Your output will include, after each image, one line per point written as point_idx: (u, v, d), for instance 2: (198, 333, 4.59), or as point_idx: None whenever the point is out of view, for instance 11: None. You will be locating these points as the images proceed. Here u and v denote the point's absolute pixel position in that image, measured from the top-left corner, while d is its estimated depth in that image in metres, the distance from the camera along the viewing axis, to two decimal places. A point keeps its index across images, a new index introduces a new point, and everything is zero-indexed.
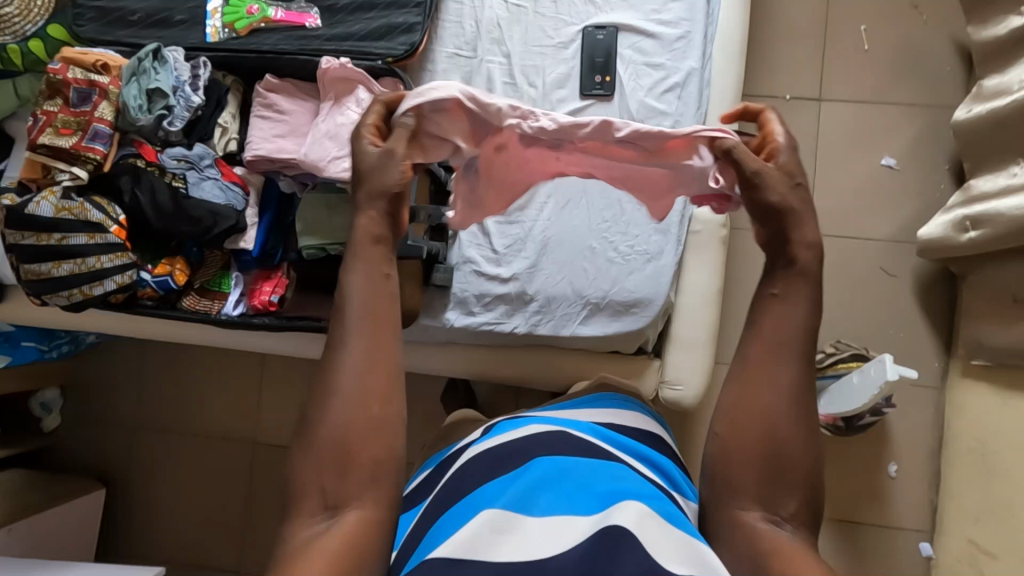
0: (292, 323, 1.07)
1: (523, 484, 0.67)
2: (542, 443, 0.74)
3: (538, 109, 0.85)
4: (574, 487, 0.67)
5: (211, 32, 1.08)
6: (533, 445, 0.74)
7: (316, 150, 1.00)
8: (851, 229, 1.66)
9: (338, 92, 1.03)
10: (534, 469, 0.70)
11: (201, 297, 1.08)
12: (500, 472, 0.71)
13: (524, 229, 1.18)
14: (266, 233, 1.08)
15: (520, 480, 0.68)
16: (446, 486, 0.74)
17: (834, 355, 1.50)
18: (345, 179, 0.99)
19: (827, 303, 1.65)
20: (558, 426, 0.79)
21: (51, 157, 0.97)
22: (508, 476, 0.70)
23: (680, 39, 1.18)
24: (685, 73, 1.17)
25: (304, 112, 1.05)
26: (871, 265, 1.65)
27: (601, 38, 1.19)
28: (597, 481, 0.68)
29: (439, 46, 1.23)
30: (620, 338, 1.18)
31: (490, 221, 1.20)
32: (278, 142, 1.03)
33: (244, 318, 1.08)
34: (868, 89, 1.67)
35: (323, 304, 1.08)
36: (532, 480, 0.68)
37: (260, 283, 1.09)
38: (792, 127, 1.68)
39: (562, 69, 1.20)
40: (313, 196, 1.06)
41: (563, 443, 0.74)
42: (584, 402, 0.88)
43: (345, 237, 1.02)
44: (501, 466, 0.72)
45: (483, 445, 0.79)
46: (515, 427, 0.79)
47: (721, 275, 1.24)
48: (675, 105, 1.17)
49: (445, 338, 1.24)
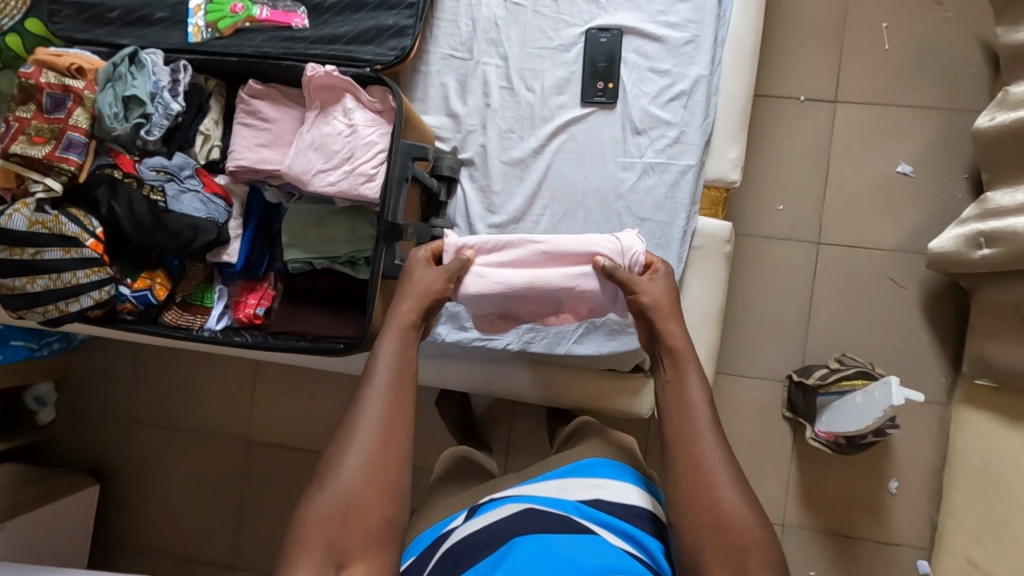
0: (275, 338, 1.04)
1: (509, 566, 0.72)
2: (528, 521, 0.77)
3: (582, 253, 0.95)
4: (558, 567, 0.70)
5: (194, 32, 1.03)
6: (520, 524, 0.77)
7: (300, 162, 0.95)
8: (862, 238, 1.60)
9: (325, 101, 0.97)
10: (519, 550, 0.73)
11: (183, 311, 1.04)
12: (489, 552, 0.75)
13: None
14: (251, 244, 1.05)
15: (507, 562, 0.72)
16: (437, 558, 0.79)
17: (838, 372, 1.46)
18: (330, 194, 0.95)
19: (832, 315, 1.60)
20: (543, 502, 0.82)
21: (24, 166, 0.93)
22: (496, 556, 0.74)
23: (687, 44, 1.12)
24: (691, 81, 1.12)
25: (289, 119, 1.00)
26: (879, 275, 1.59)
27: (604, 41, 1.13)
28: (582, 561, 0.71)
29: (433, 46, 1.17)
30: (614, 356, 1.15)
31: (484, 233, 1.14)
32: (261, 153, 0.98)
33: (223, 337, 1.02)
34: (887, 93, 1.59)
35: (311, 318, 1.06)
36: (518, 564, 0.71)
37: (244, 294, 1.06)
38: (804, 130, 1.61)
39: (561, 73, 1.14)
40: (300, 208, 1.04)
41: (549, 521, 0.77)
42: (571, 466, 0.90)
43: (337, 252, 1.03)
44: (488, 544, 0.77)
45: (474, 518, 0.83)
46: (502, 505, 0.83)
47: (723, 291, 1.20)
48: (680, 114, 1.12)
49: (436, 352, 1.21)
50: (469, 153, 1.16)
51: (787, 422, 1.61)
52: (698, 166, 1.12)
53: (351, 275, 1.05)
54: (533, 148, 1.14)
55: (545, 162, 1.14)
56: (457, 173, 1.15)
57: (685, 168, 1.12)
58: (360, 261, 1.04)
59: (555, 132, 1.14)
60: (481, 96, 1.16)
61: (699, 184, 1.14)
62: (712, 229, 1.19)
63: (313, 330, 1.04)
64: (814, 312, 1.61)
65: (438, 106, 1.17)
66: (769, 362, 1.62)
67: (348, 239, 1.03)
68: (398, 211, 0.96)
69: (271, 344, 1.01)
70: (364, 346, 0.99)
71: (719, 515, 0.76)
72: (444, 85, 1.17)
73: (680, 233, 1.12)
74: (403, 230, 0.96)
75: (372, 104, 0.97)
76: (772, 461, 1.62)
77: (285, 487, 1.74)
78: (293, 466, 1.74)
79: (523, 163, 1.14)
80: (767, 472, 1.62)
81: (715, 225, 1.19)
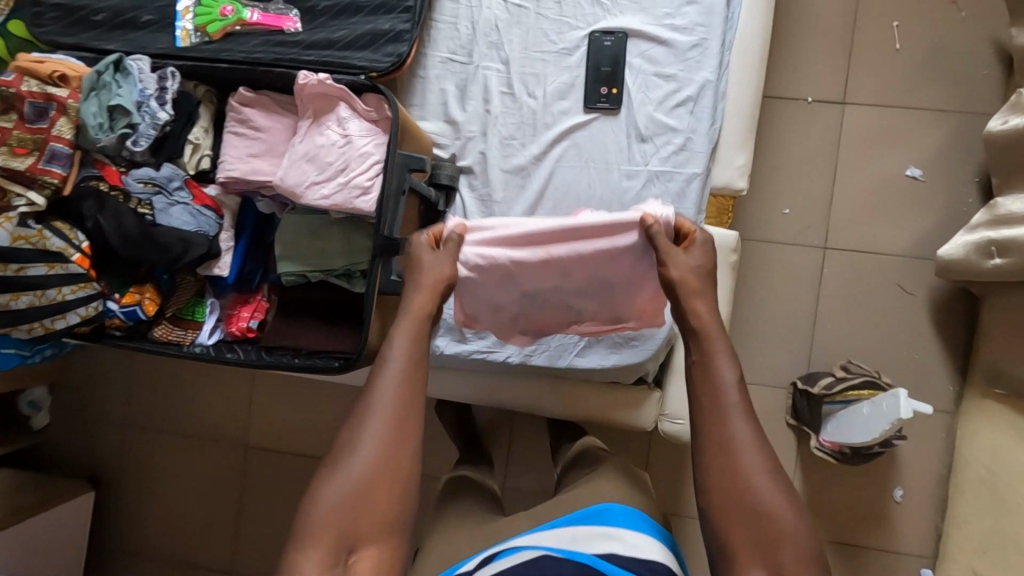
0: (269, 353, 1.01)
1: None
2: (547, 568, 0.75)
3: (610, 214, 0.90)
4: None
5: (183, 36, 0.99)
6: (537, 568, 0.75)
7: (293, 174, 0.92)
8: (870, 243, 1.56)
9: (318, 110, 0.94)
10: None
11: (174, 327, 1.01)
12: None
13: None
14: (243, 257, 1.02)
15: None
16: None
17: (844, 381, 1.43)
18: (324, 207, 0.92)
19: (838, 321, 1.57)
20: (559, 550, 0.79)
21: (5, 179, 0.88)
22: None
23: (694, 48, 1.08)
24: (698, 87, 1.08)
25: (281, 128, 0.96)
26: (886, 281, 1.56)
27: (609, 45, 1.10)
28: None
29: (432, 50, 1.13)
30: (616, 370, 1.12)
31: None
32: (253, 163, 0.95)
33: (217, 355, 0.99)
34: (897, 94, 1.55)
35: (305, 331, 1.03)
36: None
37: (237, 307, 1.04)
38: (811, 133, 1.57)
39: (564, 78, 1.11)
40: (294, 219, 1.01)
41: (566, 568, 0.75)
42: (585, 514, 0.88)
43: (333, 265, 1.00)
44: None
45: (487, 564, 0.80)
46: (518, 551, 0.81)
47: (729, 302, 1.18)
48: (686, 121, 1.08)
49: (435, 364, 1.19)
50: (468, 161, 1.13)
51: (791, 429, 1.58)
52: (705, 174, 1.09)
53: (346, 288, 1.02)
54: (534, 155, 1.10)
55: (547, 170, 1.10)
56: (456, 181, 1.12)
57: (691, 176, 1.08)
58: (356, 274, 1.01)
59: (559, 138, 1.10)
60: (481, 102, 1.12)
61: (705, 192, 1.11)
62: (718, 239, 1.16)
63: (309, 344, 1.01)
64: (820, 318, 1.58)
65: (437, 112, 1.14)
66: (774, 368, 1.59)
67: (343, 252, 1.00)
68: (395, 225, 0.92)
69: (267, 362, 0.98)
70: (360, 364, 0.95)
71: (739, 515, 0.75)
72: (442, 90, 1.13)
73: None
74: (399, 245, 0.93)
75: (367, 114, 0.93)
76: None
77: (283, 494, 1.72)
78: (291, 472, 1.71)
79: (524, 171, 1.11)
80: None
81: (721, 235, 1.16)
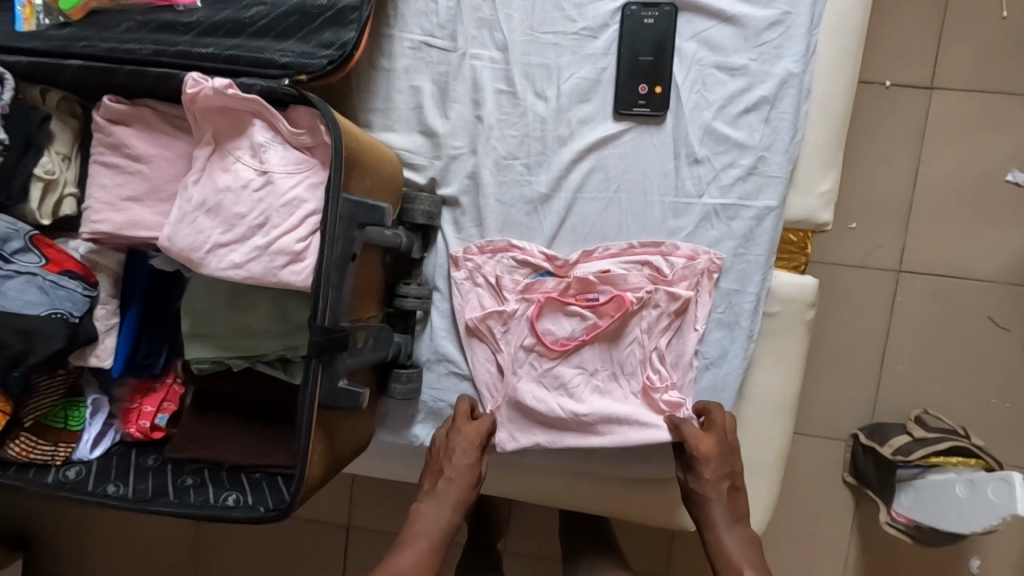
0: (177, 476, 0.72)
1: None
2: None
3: (657, 379, 0.80)
4: None
5: (25, 15, 0.68)
6: None
7: (184, 232, 0.61)
8: (954, 265, 1.17)
9: (220, 130, 0.62)
10: None
11: (38, 441, 0.70)
12: None
13: (524, 359, 0.79)
14: (136, 337, 0.73)
15: None
16: None
17: (926, 445, 1.07)
18: (233, 279, 0.62)
19: (907, 365, 1.20)
20: None
21: None
22: None
23: (773, 27, 0.77)
24: (775, 84, 0.77)
25: (173, 158, 0.65)
26: (973, 312, 1.17)
27: (650, 22, 0.78)
28: None
29: (399, 31, 0.80)
30: (650, 469, 0.83)
31: (468, 336, 0.82)
32: (131, 211, 0.64)
33: (90, 487, 0.68)
34: (1001, 76, 1.14)
35: (228, 436, 0.74)
36: None
37: (137, 400, 0.76)
38: (890, 130, 1.16)
39: (586, 72, 0.79)
40: (201, 279, 0.71)
41: None
42: None
43: (267, 348, 0.71)
44: None
45: None
46: None
47: (800, 373, 0.87)
48: (758, 133, 0.78)
49: (409, 461, 0.89)
50: (453, 189, 0.82)
51: (847, 488, 1.22)
52: (781, 208, 0.79)
53: (284, 378, 0.75)
54: (549, 184, 0.81)
55: (565, 204, 0.81)
56: (436, 219, 0.82)
57: (762, 211, 0.79)
58: (296, 360, 0.73)
59: (565, 237, 0.82)
60: (469, 106, 0.80)
61: (779, 232, 0.81)
62: (793, 289, 0.85)
63: (231, 458, 0.73)
64: (889, 357, 1.20)
65: (408, 119, 0.81)
66: (831, 422, 1.22)
67: (277, 331, 0.71)
68: (340, 307, 0.62)
69: (162, 502, 0.67)
70: (298, 510, 0.63)
71: None
72: (415, 89, 0.81)
73: (752, 304, 0.80)
74: (346, 335, 0.63)
75: (295, 138, 0.63)
76: (824, 547, 1.23)
77: None
78: None
79: (531, 207, 0.81)
80: (826, 563, 1.23)
81: (796, 283, 0.84)
